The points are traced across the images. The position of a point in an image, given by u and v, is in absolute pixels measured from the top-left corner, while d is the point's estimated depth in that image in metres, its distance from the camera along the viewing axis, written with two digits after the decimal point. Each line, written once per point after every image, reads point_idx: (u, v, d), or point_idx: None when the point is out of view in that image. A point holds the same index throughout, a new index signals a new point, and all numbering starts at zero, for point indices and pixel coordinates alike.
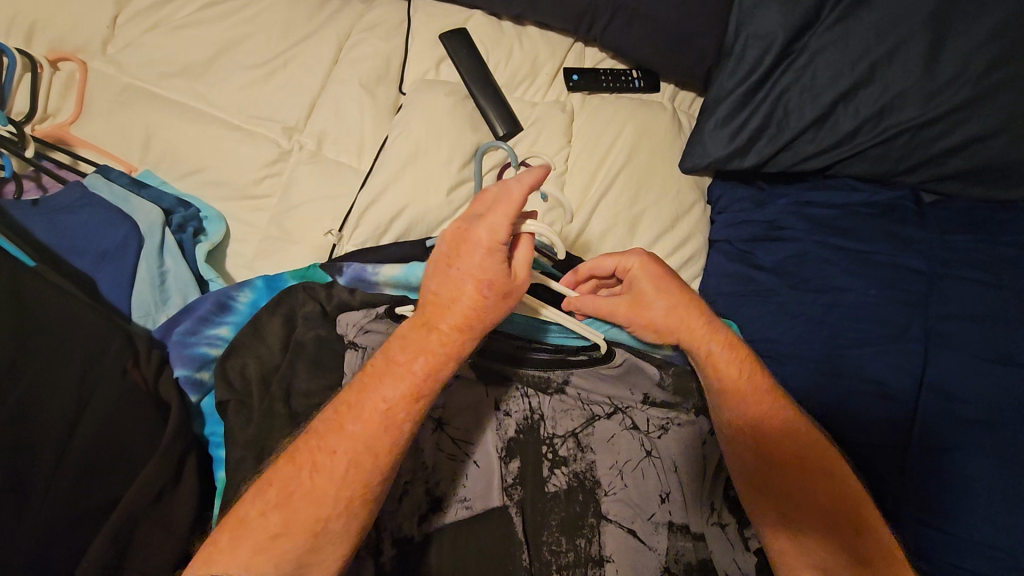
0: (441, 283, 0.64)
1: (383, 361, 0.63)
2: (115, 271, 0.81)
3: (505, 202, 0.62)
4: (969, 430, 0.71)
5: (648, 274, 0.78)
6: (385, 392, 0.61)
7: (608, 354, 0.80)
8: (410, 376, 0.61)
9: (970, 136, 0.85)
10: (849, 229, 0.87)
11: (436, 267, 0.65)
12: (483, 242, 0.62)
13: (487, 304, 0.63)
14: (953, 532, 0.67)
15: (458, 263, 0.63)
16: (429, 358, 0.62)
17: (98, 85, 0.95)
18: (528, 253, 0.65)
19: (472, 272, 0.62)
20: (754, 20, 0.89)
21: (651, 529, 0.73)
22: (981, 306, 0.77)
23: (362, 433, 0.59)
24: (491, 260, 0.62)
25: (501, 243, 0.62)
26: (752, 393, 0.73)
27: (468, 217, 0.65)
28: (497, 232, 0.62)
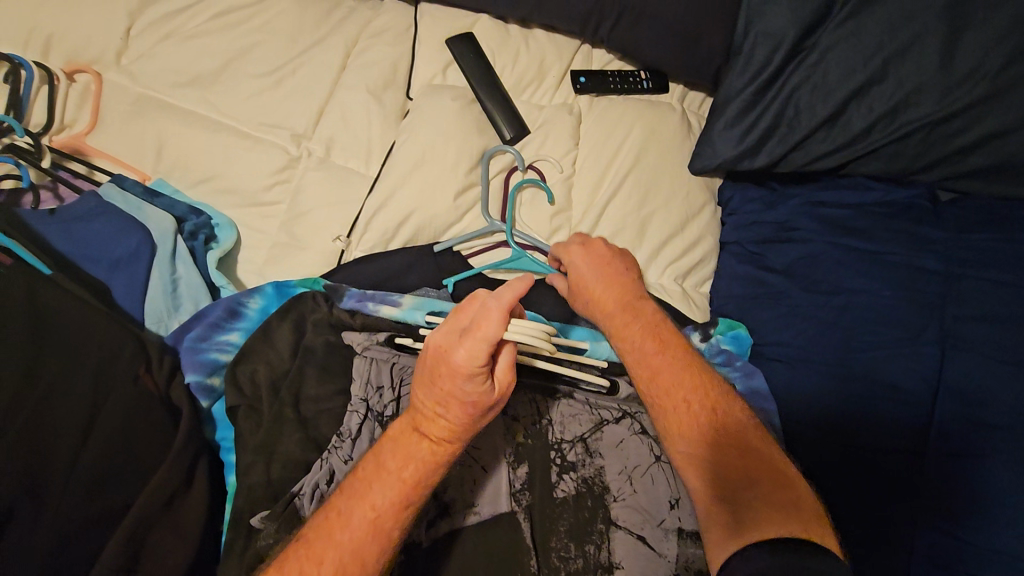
0: (425, 393, 0.59)
1: (371, 467, 0.60)
2: (129, 279, 0.82)
3: (486, 330, 0.55)
4: (986, 435, 0.69)
5: (579, 254, 0.79)
6: (374, 501, 0.58)
7: (613, 388, 0.81)
8: (399, 484, 0.58)
9: (988, 132, 0.82)
10: (862, 228, 0.85)
11: (419, 378, 0.60)
12: (462, 369, 0.56)
13: (474, 416, 0.59)
14: (970, 540, 0.65)
15: (439, 381, 0.58)
16: (418, 467, 0.59)
17: (113, 96, 0.97)
18: (512, 366, 0.60)
19: (456, 394, 0.57)
20: (764, 18, 0.87)
21: (662, 535, 0.72)
22: (1001, 306, 0.75)
23: (350, 543, 0.56)
24: (474, 384, 0.57)
25: (480, 370, 0.56)
26: (653, 353, 0.68)
27: (447, 330, 0.58)
28: (477, 360, 0.56)
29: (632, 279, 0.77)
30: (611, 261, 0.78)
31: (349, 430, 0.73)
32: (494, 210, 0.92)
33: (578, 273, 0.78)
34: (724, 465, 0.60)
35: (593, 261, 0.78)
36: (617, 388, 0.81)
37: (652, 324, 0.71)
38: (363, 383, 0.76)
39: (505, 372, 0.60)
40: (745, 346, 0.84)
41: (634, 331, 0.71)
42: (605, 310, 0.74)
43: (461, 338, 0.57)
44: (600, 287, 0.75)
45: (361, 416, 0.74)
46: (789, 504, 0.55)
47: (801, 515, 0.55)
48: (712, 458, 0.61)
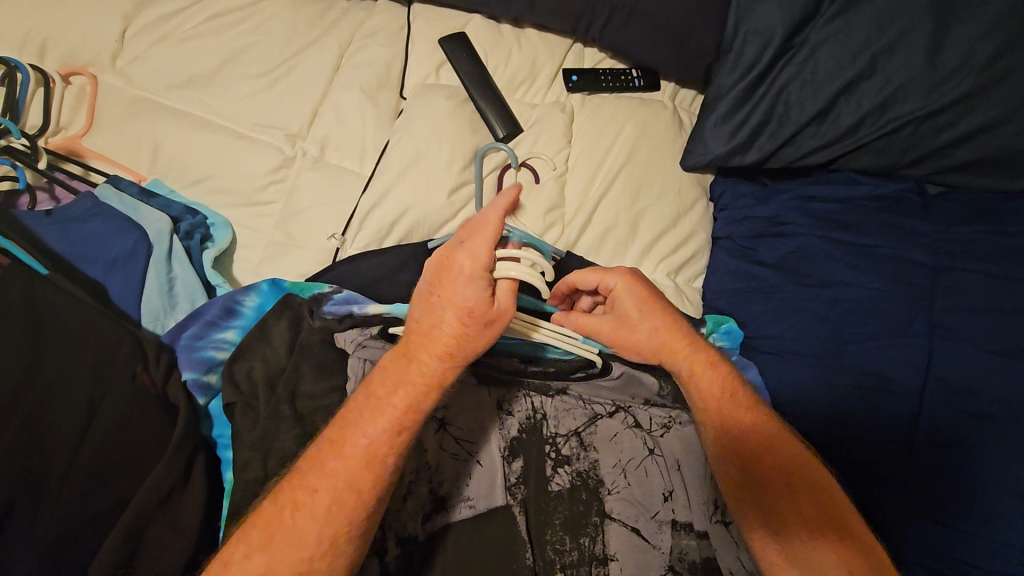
0: (423, 312, 0.65)
1: (364, 397, 0.63)
2: (125, 279, 0.82)
3: (487, 233, 0.63)
4: (974, 424, 0.70)
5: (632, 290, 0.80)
6: (367, 426, 0.61)
7: (605, 367, 0.82)
8: (391, 409, 0.62)
9: (975, 126, 0.83)
10: (851, 222, 0.87)
11: (421, 299, 0.67)
12: (465, 269, 0.63)
13: (472, 331, 0.63)
14: (959, 527, 0.66)
15: (440, 292, 0.64)
16: (410, 390, 0.62)
17: (108, 98, 0.98)
18: (513, 283, 0.65)
19: (456, 301, 0.63)
20: (753, 16, 0.88)
21: (655, 527, 0.73)
22: (988, 297, 0.76)
23: (344, 470, 0.59)
24: (474, 288, 0.63)
25: (481, 272, 0.63)
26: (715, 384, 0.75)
27: (450, 246, 0.66)
28: (479, 262, 0.62)
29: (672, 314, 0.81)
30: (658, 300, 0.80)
31: None
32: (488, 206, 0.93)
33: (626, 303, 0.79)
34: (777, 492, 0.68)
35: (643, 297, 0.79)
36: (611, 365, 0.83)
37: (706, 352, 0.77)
38: (358, 380, 0.76)
39: (505, 292, 0.65)
40: (736, 342, 0.85)
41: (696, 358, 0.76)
42: (676, 350, 0.77)
43: (462, 245, 0.64)
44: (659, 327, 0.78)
45: None
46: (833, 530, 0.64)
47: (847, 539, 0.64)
48: (774, 486, 0.68)
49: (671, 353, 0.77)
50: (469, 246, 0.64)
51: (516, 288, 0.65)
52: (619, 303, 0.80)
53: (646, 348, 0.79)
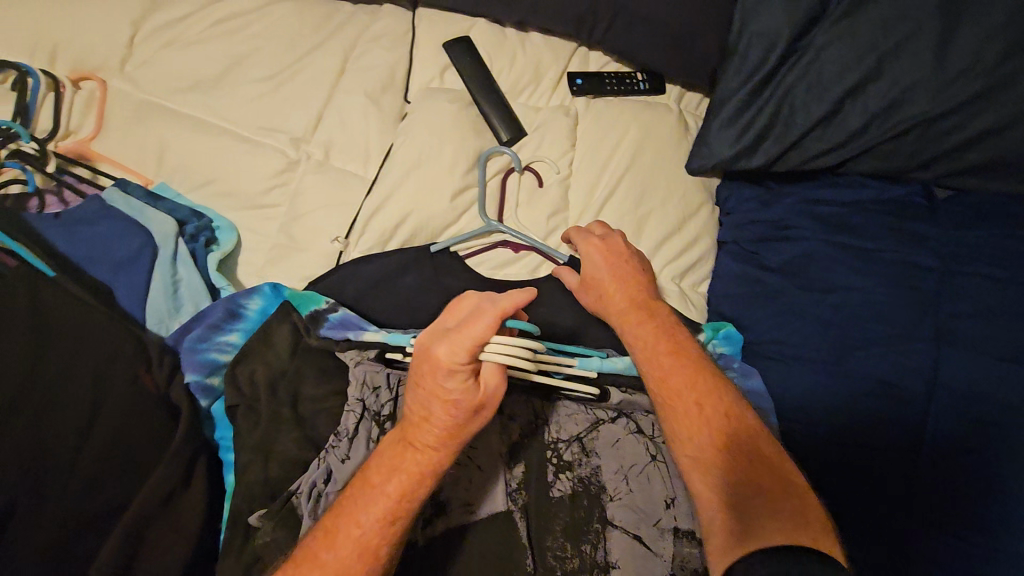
0: (413, 399, 0.62)
1: (358, 485, 0.61)
2: (130, 281, 0.83)
3: (471, 329, 0.58)
4: (983, 431, 0.68)
5: (597, 251, 0.81)
6: (359, 519, 0.59)
7: (603, 395, 0.79)
8: (384, 499, 0.60)
9: (985, 128, 0.82)
10: (858, 226, 0.85)
11: (409, 385, 0.63)
12: (443, 364, 0.58)
13: (459, 419, 0.60)
14: (967, 538, 0.65)
15: (425, 382, 0.60)
16: (404, 480, 0.60)
17: (116, 102, 0.99)
18: (500, 375, 0.61)
19: (439, 393, 0.59)
20: (758, 18, 0.87)
21: (657, 535, 0.72)
22: (998, 302, 0.74)
23: (336, 561, 0.57)
24: (457, 381, 0.59)
25: (462, 364, 0.59)
26: (670, 357, 0.70)
27: (435, 331, 0.62)
28: (458, 356, 0.58)
29: (643, 280, 0.80)
30: (633, 261, 0.81)
31: (345, 429, 0.73)
32: (491, 207, 0.93)
33: (592, 267, 0.80)
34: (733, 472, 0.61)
35: (610, 256, 0.81)
36: (608, 392, 0.80)
37: (665, 326, 0.74)
38: (359, 385, 0.76)
39: (493, 378, 0.61)
40: (738, 344, 0.84)
41: (648, 330, 0.73)
42: (621, 308, 0.76)
43: (443, 336, 0.60)
44: (614, 288, 0.78)
45: (357, 415, 0.74)
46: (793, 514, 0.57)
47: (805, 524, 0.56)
48: (727, 467, 0.62)
49: (610, 311, 0.77)
50: (451, 338, 0.59)
51: (504, 374, 0.61)
52: (587, 264, 0.81)
53: (598, 307, 0.80)
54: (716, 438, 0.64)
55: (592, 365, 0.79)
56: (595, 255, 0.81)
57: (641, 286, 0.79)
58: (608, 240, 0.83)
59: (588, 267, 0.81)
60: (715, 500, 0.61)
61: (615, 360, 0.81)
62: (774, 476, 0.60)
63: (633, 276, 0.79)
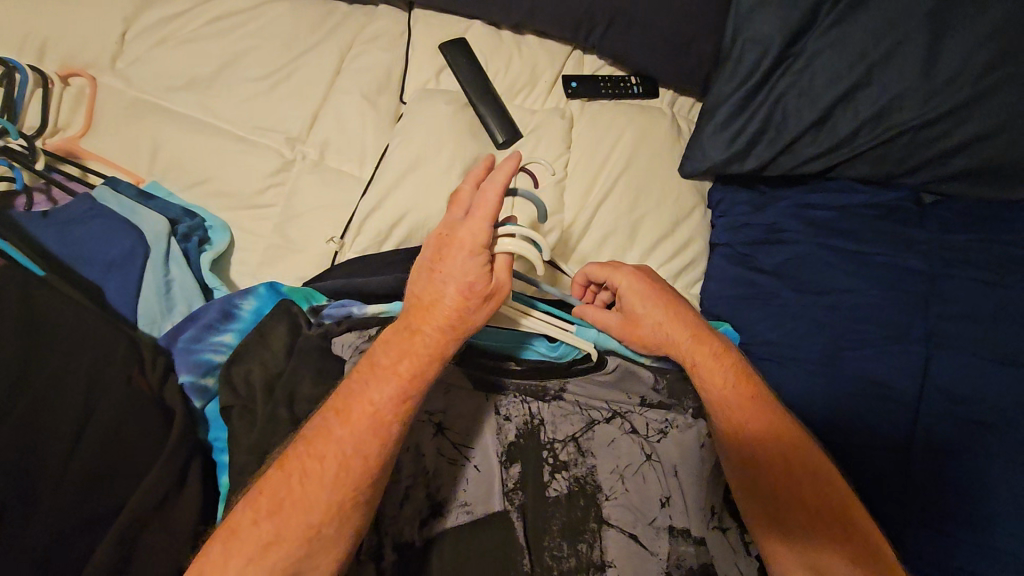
0: (424, 285, 0.66)
1: (367, 367, 0.64)
2: (123, 281, 0.82)
3: (483, 208, 0.64)
4: (972, 431, 0.70)
5: (640, 283, 0.80)
6: (373, 396, 0.62)
7: (600, 362, 0.80)
8: (397, 379, 0.63)
9: (971, 135, 0.84)
10: (848, 230, 0.87)
11: (419, 271, 0.67)
12: (465, 245, 0.64)
13: (471, 305, 0.65)
14: (955, 534, 0.67)
15: (441, 265, 0.65)
16: (415, 361, 0.64)
17: (107, 100, 0.98)
18: (507, 265, 0.66)
19: (455, 274, 0.64)
20: (751, 25, 0.89)
21: (654, 534, 0.73)
22: (982, 305, 0.77)
23: (351, 437, 0.60)
24: (474, 263, 0.64)
25: (481, 247, 0.64)
26: (733, 386, 0.73)
27: (451, 220, 0.67)
28: (479, 237, 0.64)
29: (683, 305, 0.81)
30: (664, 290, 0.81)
31: None
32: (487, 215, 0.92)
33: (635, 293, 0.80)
34: (796, 505, 0.69)
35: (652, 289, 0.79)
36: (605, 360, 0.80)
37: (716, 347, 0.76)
38: None
39: (502, 267, 0.67)
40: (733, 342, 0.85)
41: (712, 365, 0.75)
42: (686, 344, 0.77)
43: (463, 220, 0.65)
44: (671, 322, 0.78)
45: None
46: (866, 553, 0.65)
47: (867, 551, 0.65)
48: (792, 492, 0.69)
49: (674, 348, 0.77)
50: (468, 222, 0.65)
51: (510, 264, 0.67)
52: (633, 302, 0.79)
53: (657, 344, 0.78)
54: (781, 464, 0.70)
55: (589, 335, 0.81)
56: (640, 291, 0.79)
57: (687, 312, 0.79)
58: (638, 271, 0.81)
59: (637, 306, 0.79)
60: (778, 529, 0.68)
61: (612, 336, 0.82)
62: (837, 514, 0.67)
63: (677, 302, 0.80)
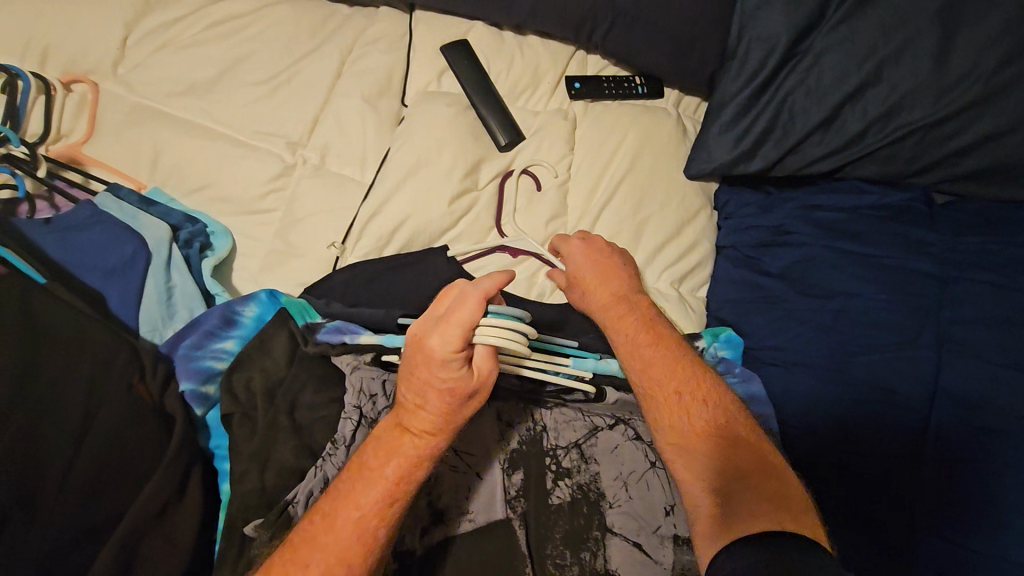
0: (407, 387, 0.62)
1: (354, 469, 0.61)
2: (124, 288, 0.82)
3: (459, 314, 0.58)
4: (984, 438, 0.68)
5: (580, 248, 0.82)
6: (357, 500, 0.59)
7: (599, 393, 0.79)
8: (382, 482, 0.59)
9: (983, 134, 0.82)
10: (857, 232, 0.85)
11: (401, 374, 0.63)
12: (435, 355, 0.58)
13: (454, 407, 0.60)
14: (967, 546, 0.65)
15: (418, 370, 0.60)
16: (401, 462, 0.60)
17: (109, 106, 0.98)
18: (491, 362, 0.61)
19: (432, 382, 0.59)
20: (757, 23, 0.87)
21: (657, 542, 0.72)
22: (995, 309, 0.75)
23: (335, 543, 0.57)
24: (449, 370, 0.59)
25: (454, 354, 0.58)
26: (650, 348, 0.71)
27: (426, 321, 0.61)
28: (451, 345, 0.58)
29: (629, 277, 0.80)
30: (618, 260, 0.81)
31: (343, 437, 0.72)
32: (489, 216, 0.92)
33: (575, 263, 0.81)
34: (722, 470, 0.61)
35: (592, 253, 0.81)
36: (604, 391, 0.79)
37: (646, 317, 0.74)
38: (356, 392, 0.75)
39: (485, 361, 0.61)
40: (737, 346, 0.83)
41: (628, 324, 0.73)
42: (603, 303, 0.77)
43: (434, 326, 0.59)
44: (596, 282, 0.79)
45: (355, 422, 0.73)
46: (776, 497, 0.58)
47: (794, 511, 0.57)
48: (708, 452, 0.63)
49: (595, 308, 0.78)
50: (440, 327, 0.59)
51: (495, 361, 0.61)
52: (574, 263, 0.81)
53: (583, 304, 0.80)
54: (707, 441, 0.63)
55: (586, 366, 0.79)
56: (578, 253, 0.82)
57: (624, 280, 0.79)
58: (588, 236, 0.84)
59: (573, 266, 0.81)
60: (699, 487, 0.62)
61: (609, 361, 0.80)
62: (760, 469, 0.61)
63: (614, 270, 0.79)
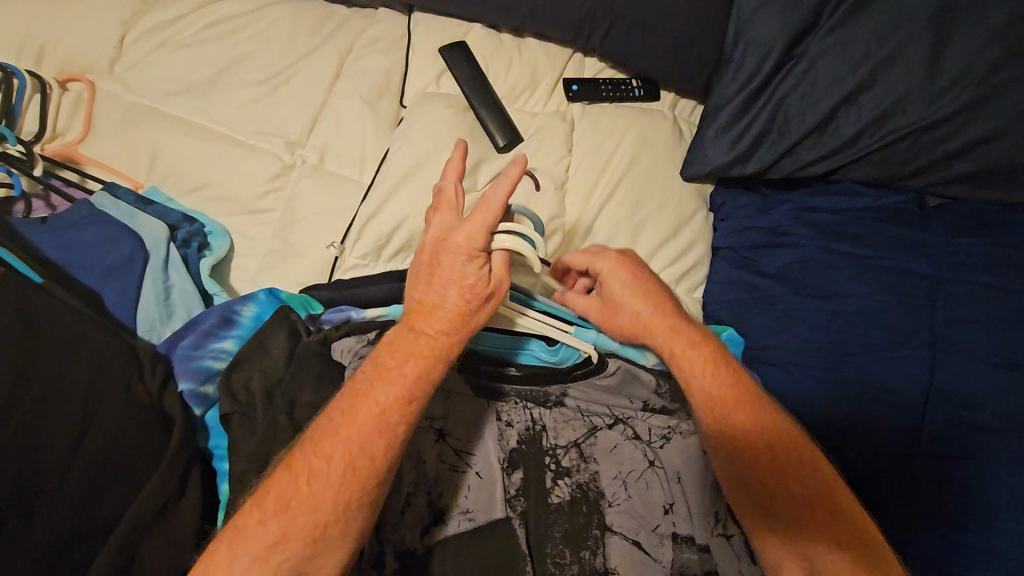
0: (426, 288, 0.65)
1: (373, 369, 0.64)
2: (121, 287, 0.81)
3: (483, 209, 0.62)
4: (978, 436, 0.70)
5: (619, 270, 0.80)
6: (378, 397, 0.62)
7: (601, 364, 0.80)
8: (402, 380, 0.62)
9: (975, 138, 0.84)
10: (853, 233, 0.87)
11: (420, 273, 0.67)
12: (461, 249, 0.63)
13: (471, 307, 0.64)
14: (963, 542, 0.66)
15: (441, 268, 0.65)
16: (419, 361, 0.63)
17: (105, 104, 0.97)
18: (507, 267, 0.66)
19: (454, 278, 0.64)
20: (754, 27, 0.88)
21: (656, 541, 0.72)
22: (988, 309, 0.77)
23: (358, 437, 0.60)
24: (472, 266, 0.64)
25: (478, 250, 0.64)
26: (729, 387, 0.72)
27: (447, 223, 0.66)
28: (476, 241, 0.63)
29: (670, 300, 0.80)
30: (650, 280, 0.81)
31: None
32: None
33: (615, 283, 0.80)
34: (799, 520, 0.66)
35: (634, 279, 0.80)
36: (605, 362, 0.81)
37: (717, 354, 0.75)
38: None
39: (501, 266, 0.66)
40: (737, 346, 0.84)
41: (698, 357, 0.74)
42: (660, 331, 0.77)
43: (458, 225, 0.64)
44: (650, 310, 0.78)
45: None
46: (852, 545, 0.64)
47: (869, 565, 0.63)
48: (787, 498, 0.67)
49: (653, 334, 0.77)
50: (464, 224, 0.63)
51: (510, 265, 0.66)
52: (607, 287, 0.81)
53: (629, 331, 0.79)
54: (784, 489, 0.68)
55: (588, 337, 0.80)
56: (619, 274, 0.80)
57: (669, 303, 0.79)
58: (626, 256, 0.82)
59: (611, 289, 0.80)
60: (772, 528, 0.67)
61: (612, 338, 0.82)
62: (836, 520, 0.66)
63: (659, 294, 0.80)
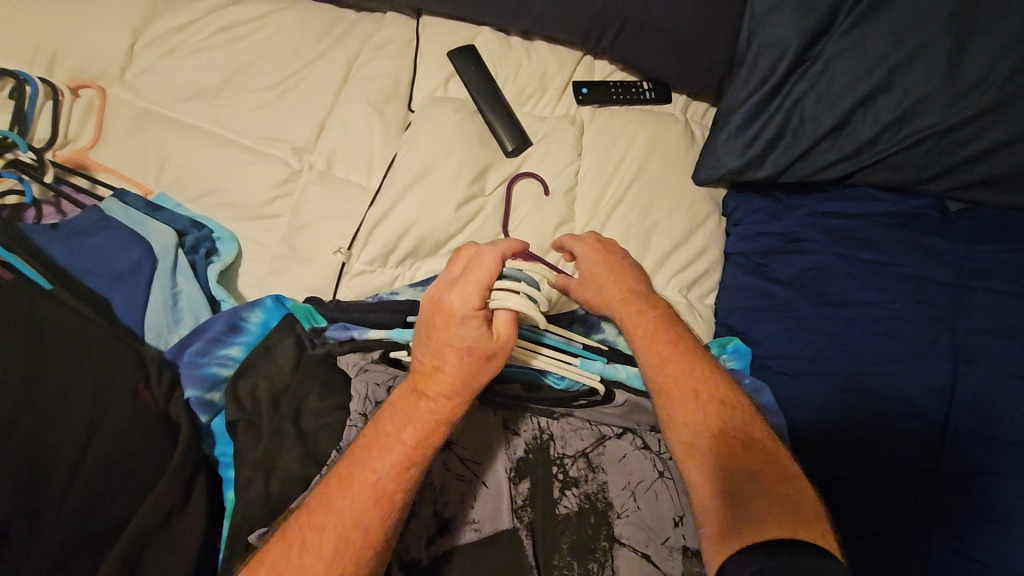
0: (424, 351, 0.64)
1: (371, 435, 0.63)
2: (130, 293, 0.82)
3: (478, 271, 0.61)
4: (1001, 450, 0.67)
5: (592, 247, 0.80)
6: (373, 465, 0.61)
7: (607, 395, 0.77)
8: (399, 446, 0.61)
9: (997, 141, 0.81)
10: (870, 240, 0.84)
11: (418, 334, 0.65)
12: (455, 312, 0.61)
13: (472, 369, 0.63)
14: (985, 562, 0.64)
15: (436, 331, 0.63)
16: (416, 428, 0.62)
17: (116, 111, 0.98)
18: (511, 326, 0.63)
19: (451, 341, 0.62)
20: (766, 28, 0.87)
21: (666, 553, 0.71)
22: (1011, 318, 0.74)
23: (352, 507, 0.59)
24: (468, 328, 0.62)
25: (474, 311, 0.61)
26: (672, 354, 0.71)
27: (442, 281, 0.64)
28: (470, 302, 0.61)
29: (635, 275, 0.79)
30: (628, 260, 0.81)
31: (347, 443, 0.72)
32: (495, 223, 0.91)
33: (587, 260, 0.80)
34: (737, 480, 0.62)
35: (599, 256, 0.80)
36: (613, 392, 0.78)
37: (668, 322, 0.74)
38: (362, 399, 0.74)
39: (505, 327, 0.63)
40: (745, 357, 0.83)
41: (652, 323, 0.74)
42: (614, 299, 0.77)
43: (454, 284, 0.62)
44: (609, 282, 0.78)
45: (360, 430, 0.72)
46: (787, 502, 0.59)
47: (806, 519, 0.58)
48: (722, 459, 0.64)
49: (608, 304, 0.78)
50: (459, 285, 0.62)
51: (515, 325, 0.63)
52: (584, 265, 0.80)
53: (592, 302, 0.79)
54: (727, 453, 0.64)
55: (594, 368, 0.79)
56: (596, 257, 0.79)
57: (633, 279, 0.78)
58: (602, 242, 0.81)
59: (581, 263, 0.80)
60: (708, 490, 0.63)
61: (617, 368, 0.80)
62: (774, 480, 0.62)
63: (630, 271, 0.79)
